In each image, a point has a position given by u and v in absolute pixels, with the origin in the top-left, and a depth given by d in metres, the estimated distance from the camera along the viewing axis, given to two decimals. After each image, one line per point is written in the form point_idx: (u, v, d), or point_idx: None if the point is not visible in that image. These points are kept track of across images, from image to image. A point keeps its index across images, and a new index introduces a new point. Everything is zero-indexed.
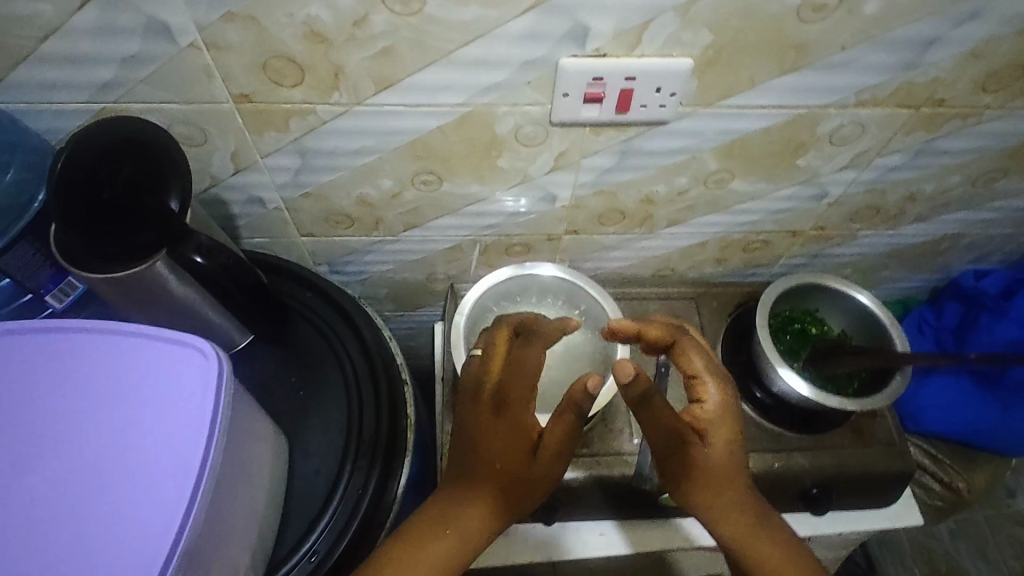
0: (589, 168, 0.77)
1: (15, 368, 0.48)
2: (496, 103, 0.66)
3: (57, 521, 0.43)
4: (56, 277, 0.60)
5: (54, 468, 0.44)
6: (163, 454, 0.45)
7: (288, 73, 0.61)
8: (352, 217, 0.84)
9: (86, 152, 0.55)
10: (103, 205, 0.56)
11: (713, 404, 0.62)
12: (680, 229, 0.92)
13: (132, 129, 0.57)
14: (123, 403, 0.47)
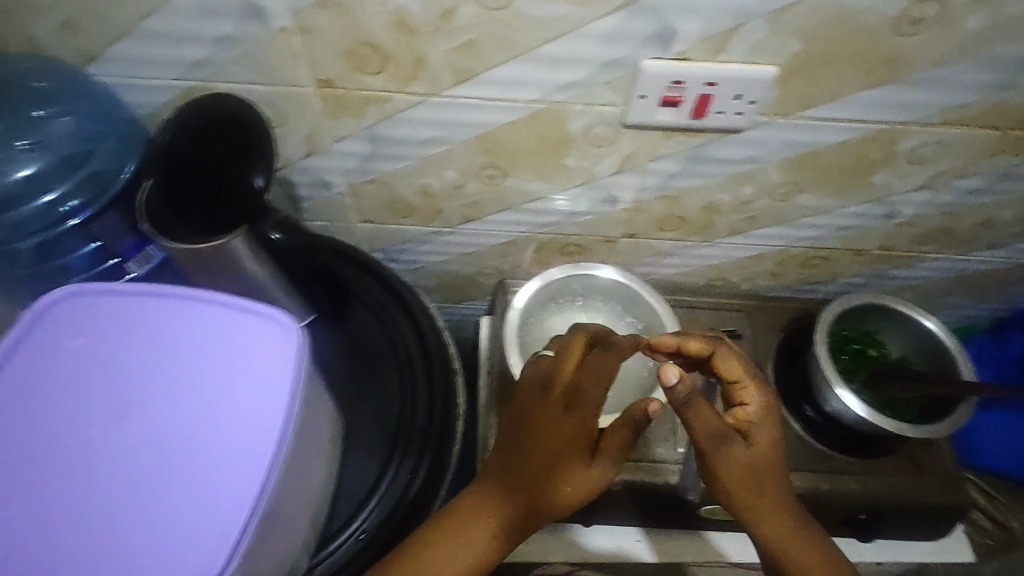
0: (655, 172, 0.76)
1: (105, 324, 0.49)
2: (571, 101, 0.66)
3: (144, 483, 0.44)
4: (137, 245, 0.64)
5: (140, 429, 0.45)
6: (245, 426, 0.46)
7: (371, 61, 0.62)
8: (413, 207, 0.85)
9: (186, 130, 0.59)
10: (199, 179, 0.59)
11: (756, 408, 0.61)
12: (739, 240, 0.90)
13: (228, 108, 0.59)
14: (207, 371, 0.47)
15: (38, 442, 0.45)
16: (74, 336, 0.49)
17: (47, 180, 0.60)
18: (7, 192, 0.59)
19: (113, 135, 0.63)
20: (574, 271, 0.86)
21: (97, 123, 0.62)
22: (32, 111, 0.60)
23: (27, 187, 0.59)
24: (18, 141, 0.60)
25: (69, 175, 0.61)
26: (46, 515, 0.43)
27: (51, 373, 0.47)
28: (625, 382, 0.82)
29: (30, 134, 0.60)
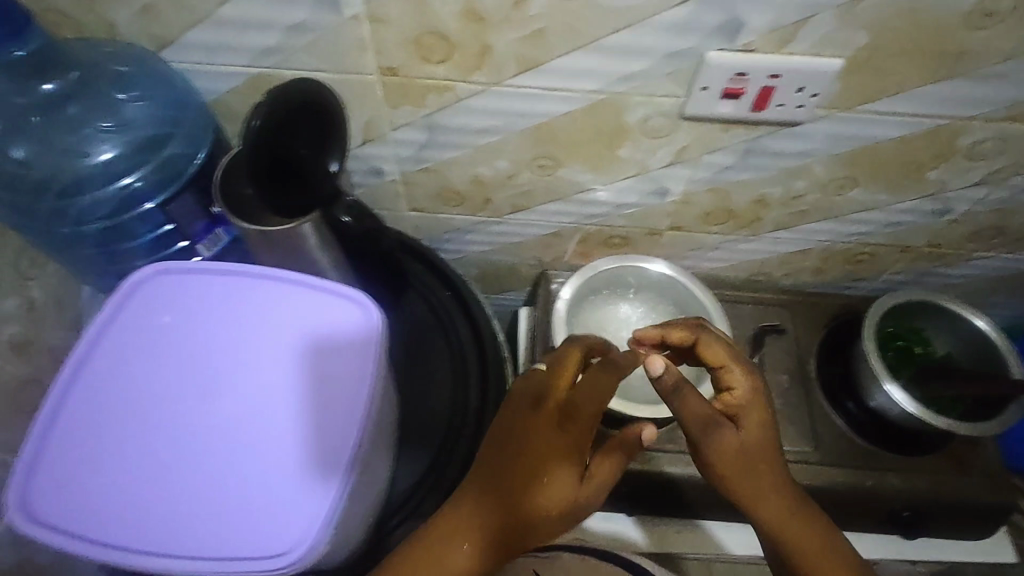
0: (708, 165, 0.77)
1: (190, 301, 0.50)
2: (632, 92, 0.66)
3: (238, 452, 0.46)
4: (208, 227, 0.66)
5: (233, 401, 0.47)
6: (332, 402, 0.48)
7: (437, 49, 0.63)
8: (463, 196, 0.86)
9: (274, 116, 0.57)
10: (281, 165, 0.59)
11: (744, 391, 0.60)
12: (786, 235, 0.90)
13: (311, 96, 0.58)
14: (295, 347, 0.49)
15: (134, 409, 0.47)
16: (164, 308, 0.50)
17: (128, 163, 0.63)
18: (94, 172, 0.63)
19: (186, 123, 0.65)
20: (622, 263, 0.86)
21: (172, 109, 0.64)
22: (115, 94, 0.63)
23: (110, 168, 0.63)
24: (102, 123, 0.63)
25: (145, 160, 0.64)
26: (140, 479, 0.45)
27: (144, 344, 0.49)
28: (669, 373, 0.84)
29: (114, 118, 0.63)
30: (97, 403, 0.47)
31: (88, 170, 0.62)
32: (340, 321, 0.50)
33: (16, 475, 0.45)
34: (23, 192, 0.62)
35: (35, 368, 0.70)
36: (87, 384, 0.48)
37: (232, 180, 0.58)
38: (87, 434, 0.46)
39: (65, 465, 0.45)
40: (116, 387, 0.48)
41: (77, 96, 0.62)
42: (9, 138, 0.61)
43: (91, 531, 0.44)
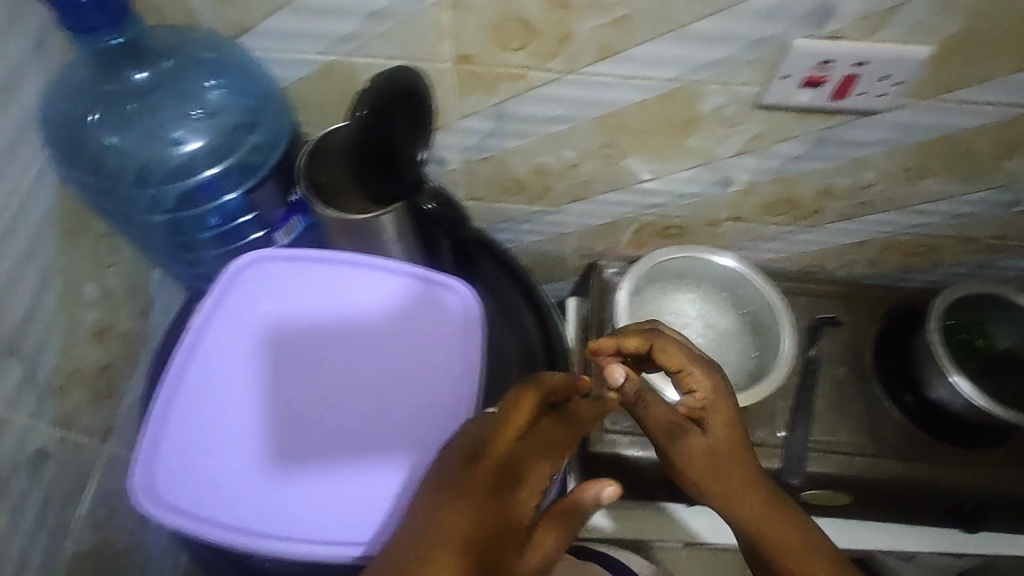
0: (777, 154, 0.76)
1: (289, 291, 0.60)
2: (710, 80, 0.66)
3: (344, 440, 0.55)
4: (287, 215, 0.66)
5: (334, 393, 0.57)
6: (425, 391, 0.58)
7: (517, 36, 0.63)
8: (522, 184, 0.85)
9: (388, 100, 0.55)
10: (388, 153, 0.56)
11: (706, 391, 0.58)
12: (847, 225, 0.89)
13: (410, 84, 0.57)
14: (390, 339, 0.60)
15: (246, 403, 0.56)
16: (265, 298, 0.60)
17: (216, 150, 0.63)
18: (183, 160, 0.63)
19: (271, 111, 0.65)
20: (692, 257, 0.87)
21: (258, 97, 0.65)
22: (202, 82, 0.63)
23: (199, 156, 0.63)
24: (191, 111, 0.63)
25: (224, 157, 0.63)
26: (258, 466, 0.54)
27: (246, 342, 0.58)
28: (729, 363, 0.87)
29: (203, 105, 0.63)
30: (209, 397, 0.56)
31: (178, 158, 0.63)
32: (434, 312, 0.61)
33: (143, 465, 0.53)
34: (117, 180, 0.62)
35: (112, 354, 0.71)
36: (201, 382, 0.56)
37: (317, 162, 0.63)
38: (206, 425, 0.55)
39: (190, 453, 0.54)
40: (228, 383, 0.57)
41: (167, 85, 0.62)
42: (102, 126, 0.61)
43: (223, 514, 0.53)
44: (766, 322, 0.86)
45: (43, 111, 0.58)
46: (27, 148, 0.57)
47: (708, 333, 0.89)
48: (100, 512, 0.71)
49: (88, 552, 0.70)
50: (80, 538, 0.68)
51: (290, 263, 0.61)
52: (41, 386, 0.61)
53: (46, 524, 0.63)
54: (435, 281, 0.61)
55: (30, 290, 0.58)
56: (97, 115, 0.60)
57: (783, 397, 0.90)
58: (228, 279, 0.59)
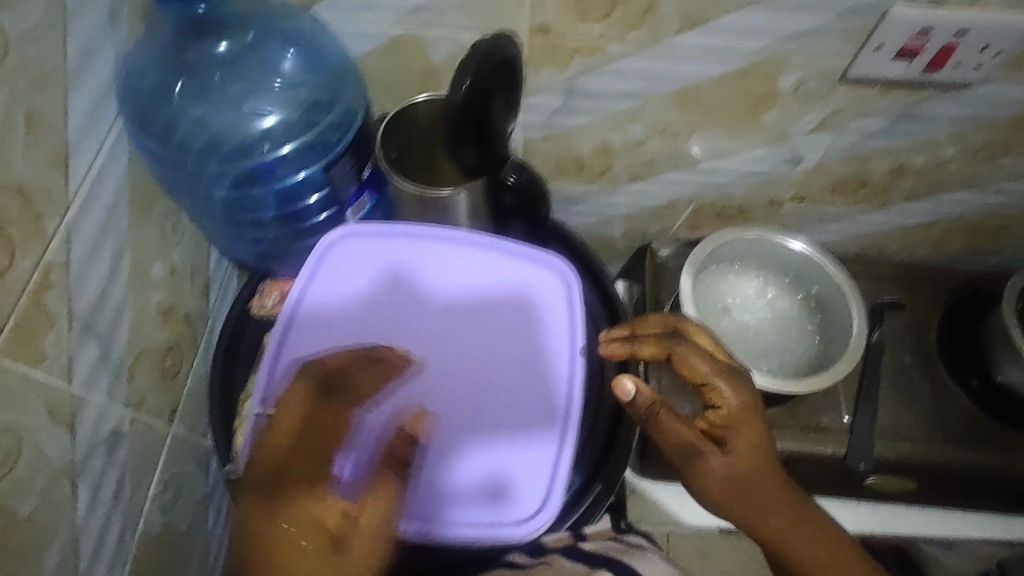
0: (854, 131, 0.73)
1: (379, 265, 0.62)
2: (796, 52, 0.63)
3: (445, 410, 0.59)
4: (357, 192, 0.67)
5: (428, 364, 0.60)
6: (520, 362, 0.61)
7: (599, 5, 0.60)
8: (582, 164, 0.83)
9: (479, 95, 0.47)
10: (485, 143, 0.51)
11: (730, 407, 0.55)
12: (915, 205, 0.87)
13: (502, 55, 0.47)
14: (484, 314, 0.62)
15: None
16: (356, 273, 0.62)
17: (293, 125, 0.63)
18: (261, 133, 0.63)
19: (346, 82, 0.64)
20: (762, 239, 0.85)
21: (336, 68, 0.64)
22: (282, 51, 0.63)
23: (277, 129, 0.63)
24: (273, 82, 0.63)
25: (302, 132, 0.63)
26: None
27: (345, 315, 0.61)
28: (785, 349, 0.85)
29: (284, 77, 0.63)
30: (314, 368, 0.59)
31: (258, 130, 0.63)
32: (524, 285, 0.63)
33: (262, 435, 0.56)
34: (188, 151, 0.61)
35: (176, 335, 0.70)
36: (307, 356, 0.59)
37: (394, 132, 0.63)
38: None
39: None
40: (332, 355, 0.59)
41: (247, 57, 0.62)
42: (185, 95, 0.61)
43: None
44: (838, 312, 0.83)
45: (123, 77, 0.56)
46: (104, 120, 0.55)
47: (767, 319, 0.87)
48: (167, 494, 0.71)
49: (157, 535, 0.69)
50: (150, 520, 0.68)
51: (382, 238, 0.63)
52: (115, 365, 0.60)
53: (121, 506, 0.62)
54: (527, 256, 0.64)
55: (105, 268, 0.57)
56: (182, 84, 0.61)
57: (847, 382, 0.88)
58: (322, 252, 0.62)
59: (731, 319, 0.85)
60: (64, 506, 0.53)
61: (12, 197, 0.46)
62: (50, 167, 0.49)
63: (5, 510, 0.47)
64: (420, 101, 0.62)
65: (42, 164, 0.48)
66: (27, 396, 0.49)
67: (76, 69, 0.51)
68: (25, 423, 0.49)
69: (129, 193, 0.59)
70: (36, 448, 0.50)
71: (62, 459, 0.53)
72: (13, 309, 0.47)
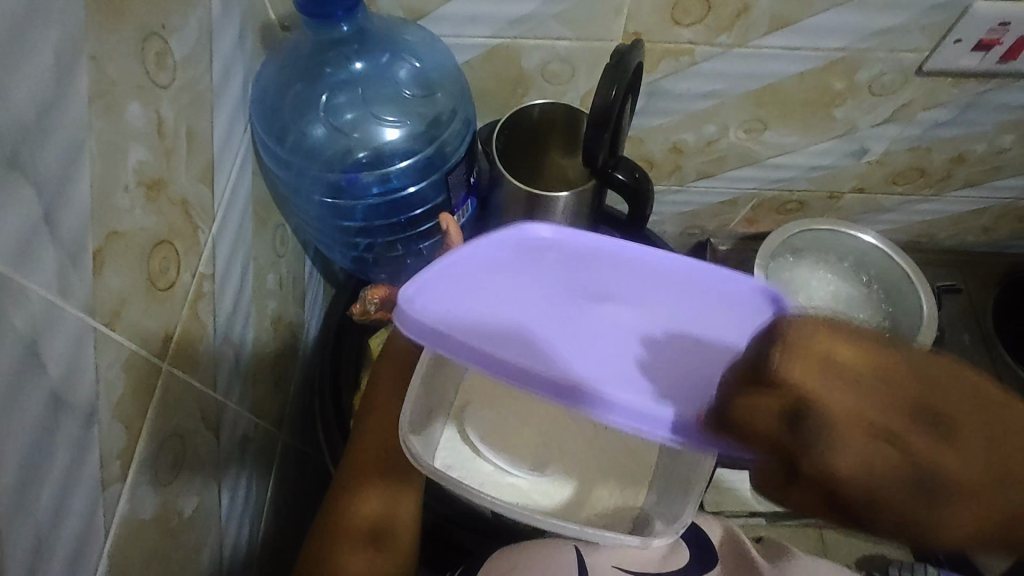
0: (921, 121, 0.77)
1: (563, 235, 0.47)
2: (875, 48, 0.67)
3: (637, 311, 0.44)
4: (464, 199, 0.69)
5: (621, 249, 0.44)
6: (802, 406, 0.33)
7: (693, 11, 0.64)
8: (652, 164, 0.86)
9: (598, 120, 0.52)
10: (603, 150, 0.56)
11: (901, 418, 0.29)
12: (970, 193, 0.90)
13: (630, 72, 0.52)
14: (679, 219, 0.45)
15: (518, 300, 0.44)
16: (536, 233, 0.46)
17: (415, 138, 0.65)
18: (381, 143, 0.65)
19: (456, 94, 0.67)
20: (836, 231, 0.88)
21: (447, 80, 0.66)
22: (414, 65, 0.65)
23: (399, 140, 0.65)
24: (401, 94, 0.65)
25: (420, 144, 0.65)
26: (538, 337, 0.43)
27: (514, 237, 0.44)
28: None
29: (408, 88, 0.65)
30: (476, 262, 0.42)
31: (381, 140, 0.65)
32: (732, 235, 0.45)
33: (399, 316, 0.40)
34: (306, 154, 0.63)
35: (281, 342, 0.72)
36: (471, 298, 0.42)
37: (502, 138, 0.68)
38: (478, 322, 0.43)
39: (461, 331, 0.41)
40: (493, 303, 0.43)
41: (375, 72, 0.65)
42: (325, 105, 0.64)
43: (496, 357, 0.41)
44: (910, 298, 0.85)
45: (264, 85, 0.60)
46: (238, 130, 0.57)
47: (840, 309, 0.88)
48: (276, 497, 0.73)
49: (270, 526, 0.72)
50: (265, 522, 0.70)
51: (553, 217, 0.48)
52: (243, 372, 0.62)
53: (247, 506, 0.65)
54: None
55: (237, 278, 0.59)
56: (325, 94, 0.64)
57: None
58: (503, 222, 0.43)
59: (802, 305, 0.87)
60: (211, 504, 0.56)
61: (178, 210, 0.48)
62: (201, 180, 0.52)
63: (175, 510, 0.49)
64: (534, 105, 0.66)
65: (197, 178, 0.51)
66: (188, 399, 0.51)
67: (219, 86, 0.54)
68: (187, 426, 0.51)
69: (251, 204, 0.61)
70: (194, 450, 0.52)
71: (210, 459, 0.55)
72: (178, 316, 0.49)
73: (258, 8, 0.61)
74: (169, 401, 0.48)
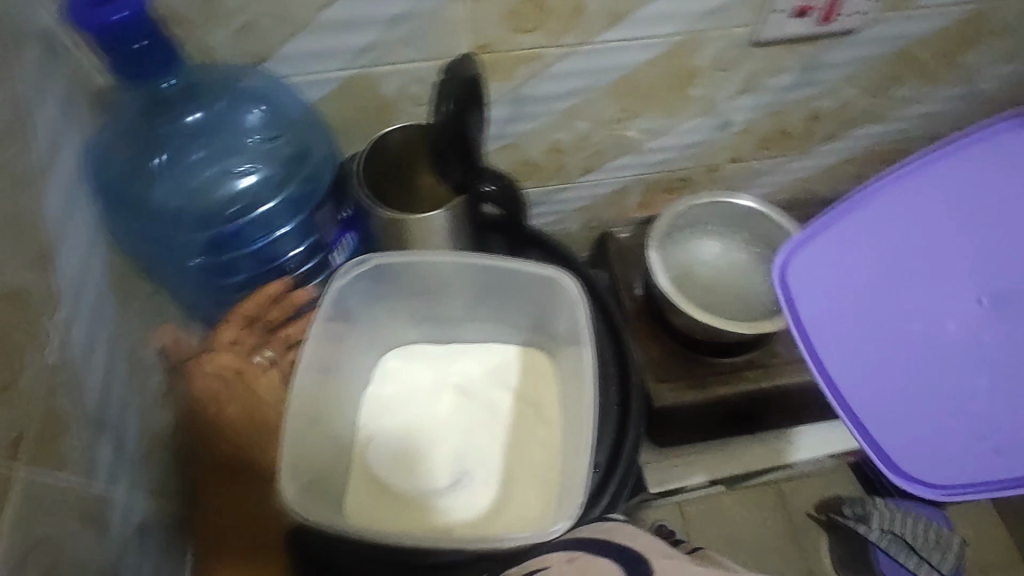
0: (770, 88, 0.82)
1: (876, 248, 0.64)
2: (709, 27, 0.71)
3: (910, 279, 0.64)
4: (341, 233, 0.68)
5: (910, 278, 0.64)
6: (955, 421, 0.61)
7: (533, 18, 0.65)
8: (535, 167, 0.87)
9: (453, 135, 0.56)
10: (466, 164, 0.59)
11: None
12: (833, 146, 0.96)
13: (470, 84, 0.54)
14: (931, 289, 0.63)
15: (912, 252, 0.64)
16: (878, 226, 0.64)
17: (271, 181, 0.64)
18: (238, 192, 0.63)
19: (311, 131, 0.66)
20: (717, 201, 0.90)
21: (298, 118, 0.65)
22: (251, 108, 0.63)
23: (254, 186, 0.64)
24: (246, 140, 0.64)
25: (278, 186, 0.64)
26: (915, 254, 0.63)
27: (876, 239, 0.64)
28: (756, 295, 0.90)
29: (257, 133, 0.64)
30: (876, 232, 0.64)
31: (238, 189, 0.64)
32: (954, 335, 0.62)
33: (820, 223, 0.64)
34: (163, 218, 0.62)
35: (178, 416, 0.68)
36: (832, 221, 0.64)
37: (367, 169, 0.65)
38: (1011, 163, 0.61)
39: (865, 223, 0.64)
40: (866, 227, 0.64)
41: (219, 122, 0.63)
42: (165, 167, 0.62)
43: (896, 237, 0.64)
44: None
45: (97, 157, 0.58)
46: (75, 209, 0.55)
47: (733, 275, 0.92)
48: None
49: None
50: None
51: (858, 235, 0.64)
52: (130, 457, 0.58)
53: None
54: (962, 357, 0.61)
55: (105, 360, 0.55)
56: (164, 155, 0.62)
57: None
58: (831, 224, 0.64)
59: (700, 280, 0.91)
60: None
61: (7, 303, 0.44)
62: (36, 265, 0.48)
63: None
64: (390, 132, 0.64)
65: (28, 265, 0.47)
66: (57, 502, 0.47)
67: (44, 162, 0.51)
68: (60, 532, 0.46)
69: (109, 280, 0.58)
70: (75, 555, 0.48)
71: (97, 562, 0.50)
72: (32, 417, 0.45)
73: (83, 76, 0.58)
74: (31, 509, 0.44)
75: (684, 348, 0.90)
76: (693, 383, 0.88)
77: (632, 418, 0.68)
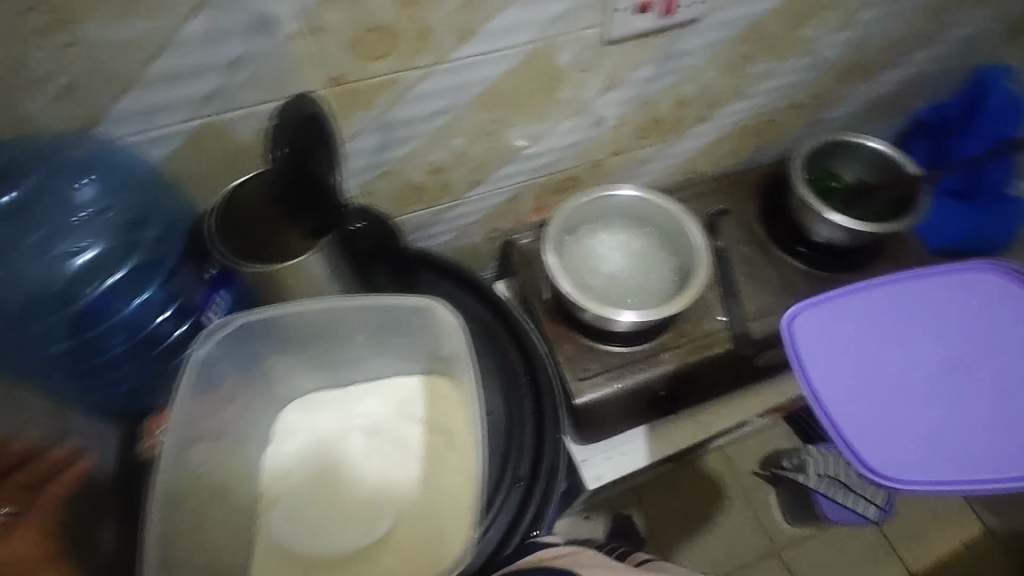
0: (632, 82, 0.85)
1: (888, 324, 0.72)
2: (559, 33, 0.72)
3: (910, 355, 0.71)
4: (210, 294, 0.63)
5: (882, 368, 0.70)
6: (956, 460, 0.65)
7: (379, 45, 0.64)
8: (420, 188, 0.86)
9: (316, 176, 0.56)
10: (327, 204, 0.58)
11: None
12: (705, 126, 1.01)
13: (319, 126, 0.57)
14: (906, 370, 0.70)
15: (897, 330, 0.72)
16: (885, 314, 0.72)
17: (115, 254, 0.59)
18: (74, 273, 0.57)
19: (155, 194, 0.62)
20: (600, 196, 0.93)
21: (138, 183, 0.61)
22: (76, 181, 0.58)
23: (95, 264, 0.58)
24: (74, 217, 0.58)
25: (125, 259, 0.59)
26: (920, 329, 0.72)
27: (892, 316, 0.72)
28: (653, 280, 0.93)
29: (89, 207, 0.59)
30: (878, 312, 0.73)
31: (73, 270, 0.57)
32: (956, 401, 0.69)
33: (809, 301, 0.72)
34: None
35: None
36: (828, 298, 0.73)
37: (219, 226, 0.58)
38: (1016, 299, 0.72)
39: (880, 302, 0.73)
40: (865, 302, 0.73)
41: (37, 201, 0.57)
42: None
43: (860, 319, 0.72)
44: (681, 234, 0.93)
45: None
46: None
47: (628, 265, 0.95)
48: None
49: None
50: None
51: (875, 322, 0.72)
52: None
53: None
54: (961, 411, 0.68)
55: None
56: None
57: (713, 286, 0.97)
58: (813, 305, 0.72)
59: (599, 277, 0.93)
60: None
61: None
62: None
63: None
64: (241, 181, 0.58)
65: None
66: None
67: None
68: None
69: None
70: None
71: None
72: None
73: None
74: None
75: (596, 342, 0.91)
76: (609, 375, 0.90)
77: (544, 421, 0.69)
